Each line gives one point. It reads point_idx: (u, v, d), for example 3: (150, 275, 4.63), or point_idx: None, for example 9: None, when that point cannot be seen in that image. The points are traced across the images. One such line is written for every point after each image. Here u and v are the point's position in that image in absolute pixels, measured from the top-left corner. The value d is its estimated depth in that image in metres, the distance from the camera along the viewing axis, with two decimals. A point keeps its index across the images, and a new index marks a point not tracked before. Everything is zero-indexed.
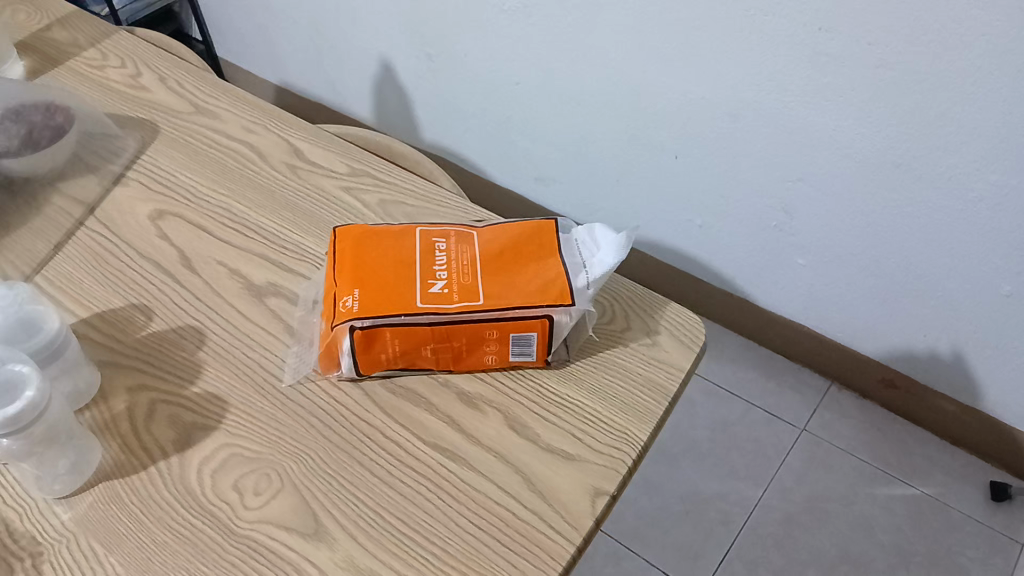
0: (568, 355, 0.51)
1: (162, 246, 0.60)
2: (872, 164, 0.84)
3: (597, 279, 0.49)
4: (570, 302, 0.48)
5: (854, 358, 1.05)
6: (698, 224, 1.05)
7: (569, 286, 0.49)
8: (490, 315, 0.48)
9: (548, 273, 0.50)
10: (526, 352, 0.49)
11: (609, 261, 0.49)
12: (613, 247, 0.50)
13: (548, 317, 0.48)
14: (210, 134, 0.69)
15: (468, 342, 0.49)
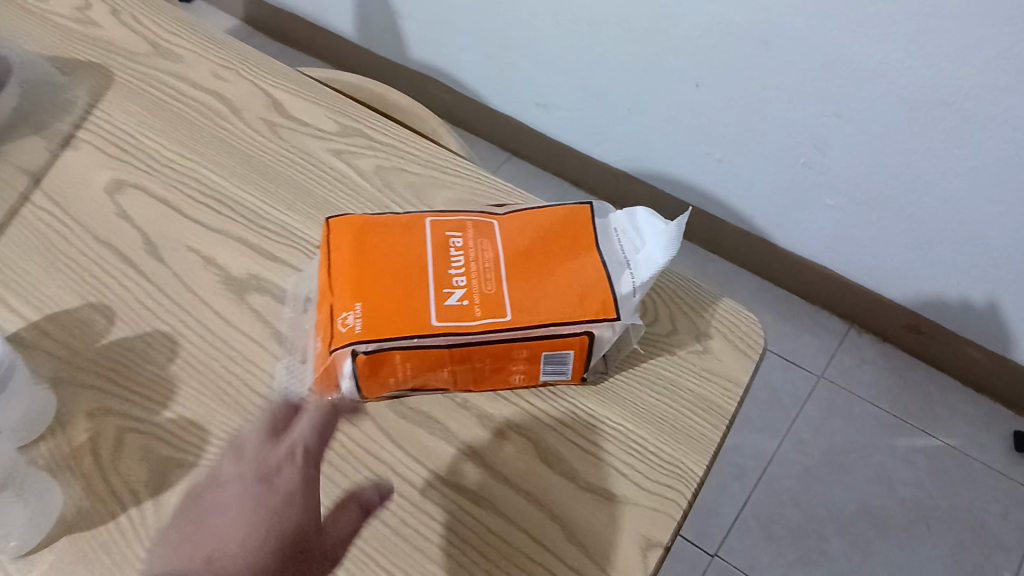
0: (606, 367, 0.44)
1: (122, 227, 0.52)
2: (918, 103, 0.75)
3: (644, 284, 0.42)
4: (614, 316, 0.40)
5: (878, 302, 0.98)
6: (717, 159, 0.97)
7: (613, 296, 0.41)
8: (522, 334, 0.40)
9: (586, 277, 0.42)
10: (560, 369, 0.42)
11: (659, 259, 0.42)
12: (661, 242, 0.42)
13: (588, 334, 0.40)
14: (172, 82, 0.59)
15: (493, 361, 0.41)
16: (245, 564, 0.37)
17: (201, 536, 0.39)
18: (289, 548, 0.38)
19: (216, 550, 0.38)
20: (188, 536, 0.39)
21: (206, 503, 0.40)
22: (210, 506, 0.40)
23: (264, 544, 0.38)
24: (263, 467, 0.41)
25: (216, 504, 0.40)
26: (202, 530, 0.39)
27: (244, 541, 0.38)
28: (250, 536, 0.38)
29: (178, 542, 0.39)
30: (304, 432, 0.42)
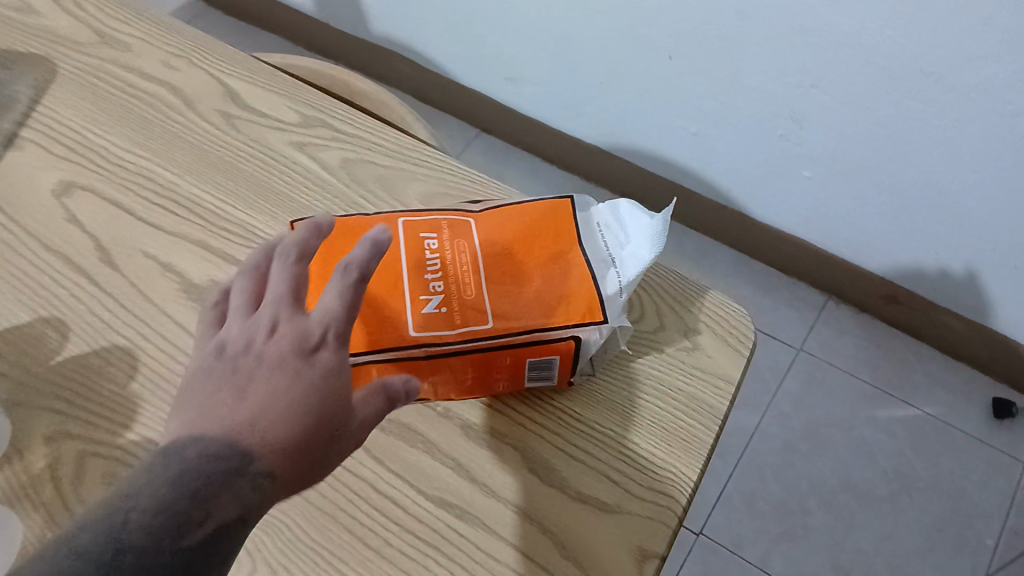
0: (593, 369, 0.42)
1: (72, 233, 0.48)
2: (896, 71, 0.73)
3: (631, 282, 0.40)
4: (602, 318, 0.38)
5: (856, 273, 0.97)
6: (692, 132, 0.95)
7: (599, 297, 0.39)
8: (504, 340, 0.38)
9: (570, 277, 0.40)
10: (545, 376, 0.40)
11: (645, 255, 0.40)
12: (647, 236, 0.40)
13: (575, 339, 0.38)
14: (121, 74, 0.56)
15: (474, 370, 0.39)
16: (271, 435, 0.28)
17: (221, 396, 0.29)
18: (320, 431, 0.30)
19: (245, 417, 0.28)
20: (205, 394, 0.29)
21: (226, 360, 0.31)
22: (229, 362, 0.30)
23: (298, 420, 0.29)
24: (295, 324, 0.31)
25: (244, 362, 0.30)
26: (217, 391, 0.29)
27: (281, 414, 0.29)
28: (290, 411, 0.29)
29: (188, 401, 0.29)
30: (347, 285, 0.32)
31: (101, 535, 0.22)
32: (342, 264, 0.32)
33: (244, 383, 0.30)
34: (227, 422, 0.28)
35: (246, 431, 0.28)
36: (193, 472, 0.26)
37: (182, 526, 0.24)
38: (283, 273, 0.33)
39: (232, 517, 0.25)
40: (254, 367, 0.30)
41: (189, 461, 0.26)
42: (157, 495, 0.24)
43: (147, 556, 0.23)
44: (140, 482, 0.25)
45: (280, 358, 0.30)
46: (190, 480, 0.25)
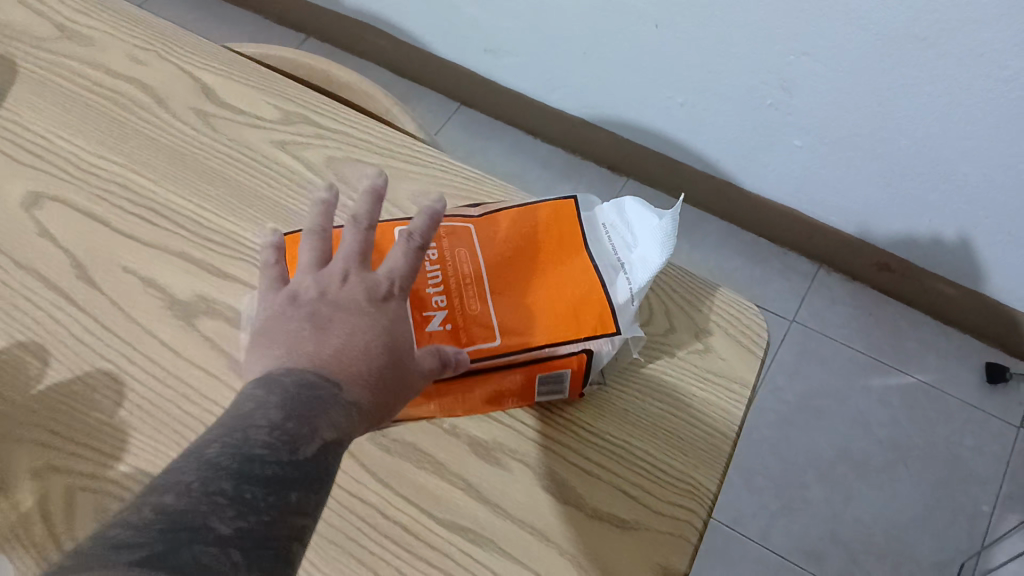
0: (603, 379, 0.41)
1: (45, 248, 0.46)
2: (890, 39, 0.71)
3: (641, 288, 0.38)
4: (614, 330, 0.37)
5: (847, 241, 0.97)
6: (680, 102, 0.93)
7: (610, 307, 0.37)
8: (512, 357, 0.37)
9: (579, 285, 0.38)
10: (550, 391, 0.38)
11: (655, 258, 0.38)
12: (654, 237, 0.38)
13: (586, 352, 0.36)
14: (85, 71, 0.53)
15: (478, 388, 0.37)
16: (354, 369, 0.30)
17: (305, 334, 0.31)
18: (394, 371, 0.31)
19: (329, 352, 0.30)
20: (286, 334, 0.31)
21: (302, 304, 0.33)
22: (305, 306, 0.32)
23: (376, 355, 0.31)
24: (364, 275, 0.34)
25: (321, 307, 0.32)
26: (298, 330, 0.31)
27: (361, 350, 0.31)
28: (368, 349, 0.31)
29: (270, 341, 0.31)
30: (412, 248, 0.34)
31: (227, 451, 0.25)
32: (405, 232, 0.35)
33: (322, 322, 0.32)
34: (313, 357, 0.30)
35: (332, 365, 0.30)
36: (294, 400, 0.28)
37: (291, 443, 0.26)
38: (350, 234, 0.35)
39: (331, 438, 0.28)
40: (329, 309, 0.32)
41: (288, 390, 0.28)
42: (267, 418, 0.27)
43: (270, 463, 0.25)
44: (250, 408, 0.27)
45: (353, 301, 0.32)
46: (292, 406, 0.28)
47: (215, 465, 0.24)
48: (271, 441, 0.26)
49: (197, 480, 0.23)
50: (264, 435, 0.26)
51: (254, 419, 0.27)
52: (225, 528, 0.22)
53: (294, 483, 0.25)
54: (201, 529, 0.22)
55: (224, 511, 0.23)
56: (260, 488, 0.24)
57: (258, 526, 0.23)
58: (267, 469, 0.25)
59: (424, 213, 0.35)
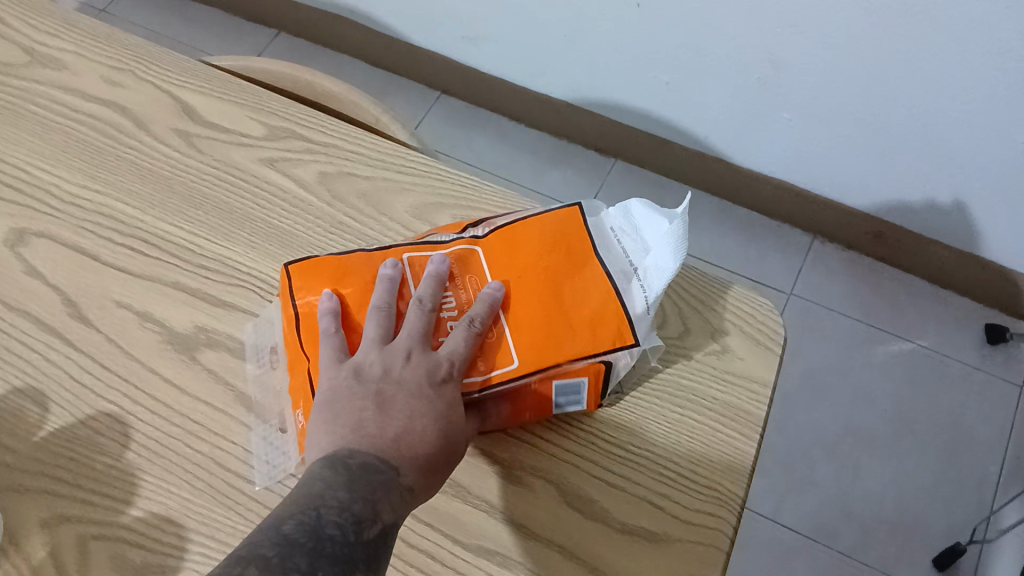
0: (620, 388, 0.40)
1: (34, 287, 0.44)
2: (878, 9, 0.70)
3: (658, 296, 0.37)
4: (631, 342, 0.36)
5: (840, 212, 0.96)
6: (665, 81, 0.91)
7: (628, 319, 0.36)
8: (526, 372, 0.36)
9: (592, 298, 0.37)
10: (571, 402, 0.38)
11: (668, 264, 0.37)
12: (666, 243, 0.37)
13: (605, 363, 0.36)
14: (60, 97, 0.51)
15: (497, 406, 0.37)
16: (413, 457, 0.32)
17: (367, 416, 0.33)
18: (448, 459, 0.33)
19: (391, 437, 0.32)
20: (349, 413, 0.33)
21: (365, 380, 0.35)
22: (370, 385, 0.34)
23: (433, 443, 0.33)
24: (426, 357, 0.36)
25: (386, 389, 0.34)
26: (363, 409, 0.33)
27: (421, 439, 0.33)
28: (427, 437, 0.33)
29: (333, 418, 0.33)
30: (472, 333, 0.36)
31: (303, 527, 0.26)
32: (467, 318, 0.37)
33: (385, 404, 0.34)
34: (377, 444, 0.32)
35: (395, 452, 0.32)
36: (360, 483, 0.30)
37: (359, 524, 0.28)
38: (416, 315, 0.37)
39: (393, 523, 0.29)
40: (392, 391, 0.34)
41: (355, 473, 0.30)
42: (337, 498, 0.28)
43: (339, 545, 0.27)
44: (320, 487, 0.29)
45: (415, 384, 0.35)
46: (358, 489, 0.29)
47: (290, 540, 0.26)
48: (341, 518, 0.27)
49: (277, 556, 0.25)
50: (335, 516, 0.28)
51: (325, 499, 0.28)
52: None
53: (359, 564, 0.27)
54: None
55: None
56: (331, 567, 0.26)
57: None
58: (337, 547, 0.26)
59: (484, 301, 0.37)
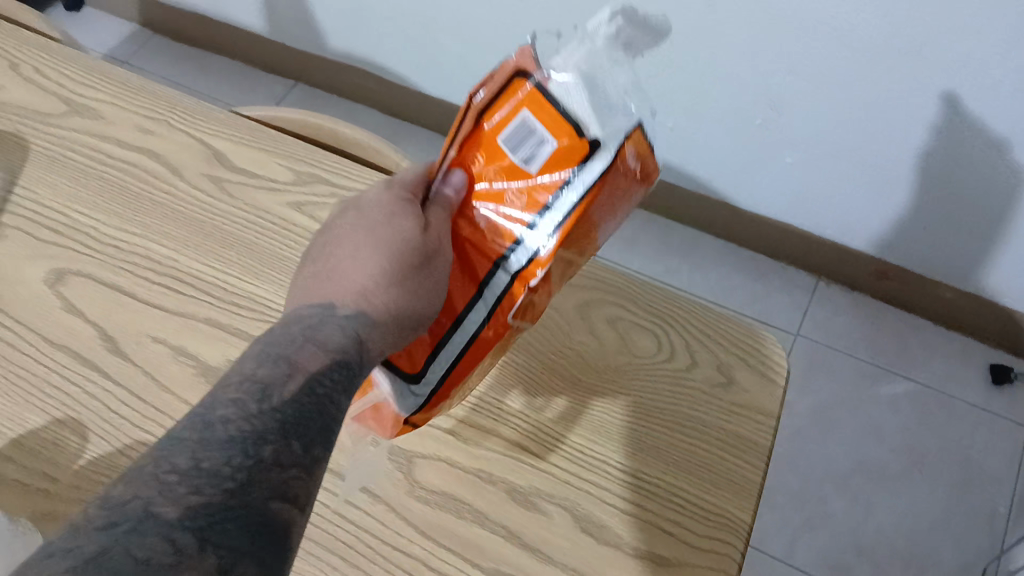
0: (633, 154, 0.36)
1: (74, 324, 0.47)
2: (873, 52, 0.73)
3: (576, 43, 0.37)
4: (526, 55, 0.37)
5: (843, 252, 0.99)
6: (669, 126, 0.95)
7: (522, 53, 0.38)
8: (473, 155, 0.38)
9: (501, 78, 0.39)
10: (568, 166, 0.35)
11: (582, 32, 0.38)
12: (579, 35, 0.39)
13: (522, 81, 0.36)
14: (96, 145, 0.54)
15: (491, 212, 0.37)
16: (362, 289, 0.35)
17: (306, 279, 0.37)
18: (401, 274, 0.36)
19: (339, 283, 0.36)
20: (296, 285, 0.37)
21: (309, 257, 0.39)
22: (320, 252, 0.38)
23: (379, 274, 0.36)
24: (371, 206, 0.39)
25: (333, 246, 0.38)
26: (314, 272, 0.37)
27: (366, 275, 0.36)
28: (372, 271, 0.36)
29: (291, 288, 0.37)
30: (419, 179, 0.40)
31: (193, 425, 0.27)
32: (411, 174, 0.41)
33: (332, 260, 0.37)
34: (318, 293, 0.35)
35: (340, 295, 0.35)
36: (281, 336, 0.32)
37: (264, 391, 0.29)
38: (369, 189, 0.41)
39: (324, 363, 0.31)
40: (340, 246, 0.38)
41: (288, 327, 0.33)
42: (249, 369, 0.30)
43: (236, 428, 0.27)
44: (237, 362, 0.31)
45: (349, 233, 0.38)
46: (285, 340, 0.32)
47: (176, 441, 0.26)
48: (238, 398, 0.28)
49: (152, 463, 0.25)
50: (231, 396, 0.28)
51: (238, 370, 0.30)
52: (176, 514, 0.23)
53: (264, 438, 0.27)
54: (145, 519, 0.23)
55: (178, 489, 0.24)
56: (222, 450, 0.26)
57: (217, 494, 0.25)
58: (232, 429, 0.27)
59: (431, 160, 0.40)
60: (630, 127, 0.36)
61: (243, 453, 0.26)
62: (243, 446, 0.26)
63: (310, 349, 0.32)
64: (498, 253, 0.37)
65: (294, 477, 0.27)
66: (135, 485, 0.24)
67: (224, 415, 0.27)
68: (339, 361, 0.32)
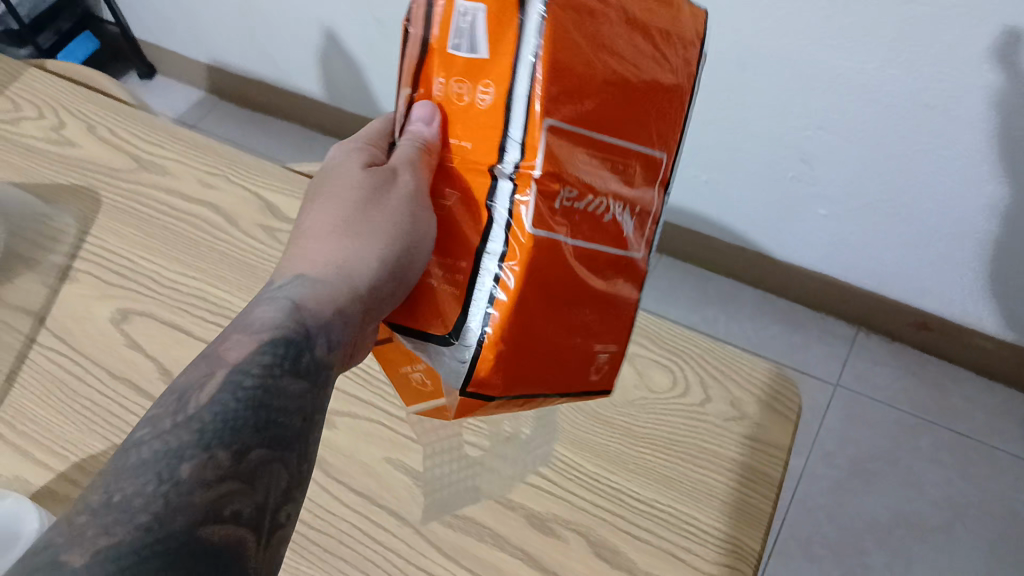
0: None
1: (136, 359, 0.51)
2: (899, 108, 0.75)
3: None
4: None
5: (881, 302, 0.99)
6: (704, 180, 0.97)
7: None
8: (427, 75, 0.34)
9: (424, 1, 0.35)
10: (512, 26, 0.31)
11: None
12: None
13: None
14: (162, 198, 0.59)
15: (472, 118, 0.33)
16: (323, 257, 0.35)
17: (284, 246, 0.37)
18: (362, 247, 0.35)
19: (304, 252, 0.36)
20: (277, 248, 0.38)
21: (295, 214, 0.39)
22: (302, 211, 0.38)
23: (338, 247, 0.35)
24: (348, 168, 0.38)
25: (310, 207, 0.38)
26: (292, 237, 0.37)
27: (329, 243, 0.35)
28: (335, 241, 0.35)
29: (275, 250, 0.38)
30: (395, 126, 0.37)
31: (117, 456, 0.28)
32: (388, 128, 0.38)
33: (306, 221, 0.37)
34: (283, 267, 0.35)
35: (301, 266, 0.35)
36: (228, 334, 0.32)
37: (183, 404, 0.29)
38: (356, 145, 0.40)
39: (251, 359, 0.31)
40: (315, 206, 0.37)
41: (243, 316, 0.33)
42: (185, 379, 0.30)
43: (150, 451, 0.27)
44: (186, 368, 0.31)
45: (322, 195, 0.37)
46: (230, 334, 0.32)
47: (101, 475, 0.27)
48: (155, 417, 0.29)
49: (74, 508, 0.26)
50: (154, 417, 0.29)
51: (176, 379, 0.31)
52: (83, 559, 0.23)
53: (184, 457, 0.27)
54: (56, 561, 0.23)
55: (90, 525, 0.24)
56: (134, 477, 0.26)
57: (133, 520, 0.25)
58: (147, 453, 0.27)
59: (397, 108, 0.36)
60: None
61: (155, 478, 0.26)
62: (159, 469, 0.26)
63: (242, 341, 0.31)
64: (489, 167, 0.33)
65: (223, 490, 0.27)
66: (55, 530, 0.25)
67: (144, 437, 0.28)
68: (274, 345, 0.31)
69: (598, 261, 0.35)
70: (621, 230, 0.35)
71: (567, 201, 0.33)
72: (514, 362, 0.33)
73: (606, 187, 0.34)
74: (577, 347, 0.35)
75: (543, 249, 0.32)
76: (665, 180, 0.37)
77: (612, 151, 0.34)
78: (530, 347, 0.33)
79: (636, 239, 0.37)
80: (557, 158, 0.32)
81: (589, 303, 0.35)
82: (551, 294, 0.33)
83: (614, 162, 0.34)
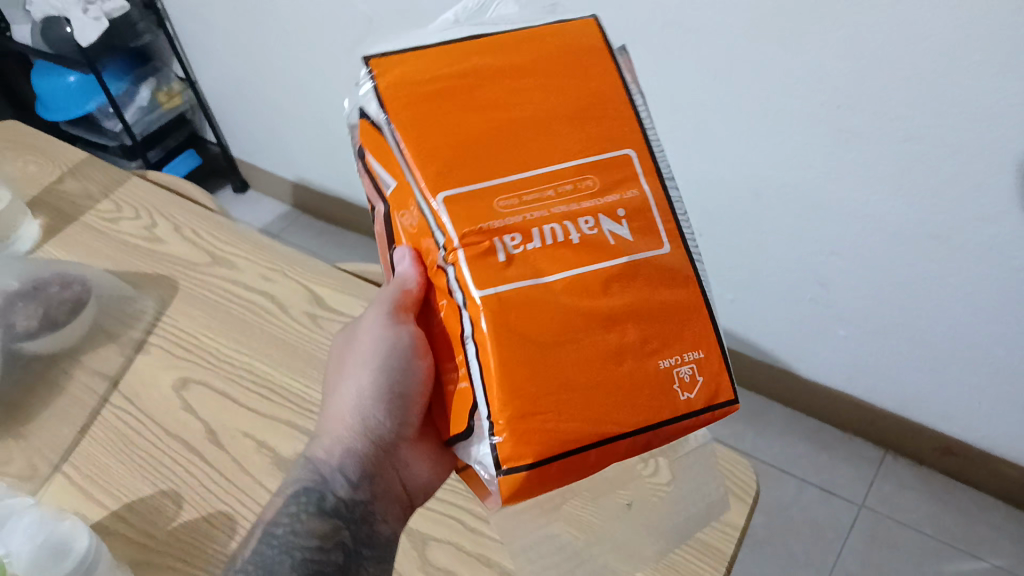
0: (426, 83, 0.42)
1: (189, 421, 0.59)
2: (904, 236, 0.80)
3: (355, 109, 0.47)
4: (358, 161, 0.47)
5: (906, 426, 1.01)
6: (730, 298, 1.03)
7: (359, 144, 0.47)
8: (391, 226, 0.45)
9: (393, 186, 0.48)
10: (391, 150, 0.42)
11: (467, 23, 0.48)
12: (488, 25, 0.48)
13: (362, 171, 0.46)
14: (228, 286, 0.69)
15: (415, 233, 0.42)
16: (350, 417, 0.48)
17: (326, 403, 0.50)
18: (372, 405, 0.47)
19: (336, 411, 0.49)
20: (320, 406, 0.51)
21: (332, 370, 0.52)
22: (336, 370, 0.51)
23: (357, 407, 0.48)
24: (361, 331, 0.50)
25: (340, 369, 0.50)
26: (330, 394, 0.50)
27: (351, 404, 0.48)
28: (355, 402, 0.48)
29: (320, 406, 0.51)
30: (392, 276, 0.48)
31: None
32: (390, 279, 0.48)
33: (338, 381, 0.50)
34: (323, 426, 0.49)
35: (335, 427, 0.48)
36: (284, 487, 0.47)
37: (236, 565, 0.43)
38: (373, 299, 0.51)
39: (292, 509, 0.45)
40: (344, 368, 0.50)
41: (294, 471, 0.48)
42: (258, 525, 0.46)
43: None
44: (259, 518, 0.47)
45: (346, 360, 0.50)
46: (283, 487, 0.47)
47: None
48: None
49: None
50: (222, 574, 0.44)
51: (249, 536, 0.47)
52: None
53: None
54: None
55: None
56: None
57: None
58: None
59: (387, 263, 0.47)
60: (374, 82, 0.42)
61: None
62: None
63: (277, 502, 0.46)
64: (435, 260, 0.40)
65: None
66: None
67: None
68: (306, 495, 0.46)
69: (592, 284, 0.39)
70: (605, 241, 0.40)
71: (513, 246, 0.39)
72: (539, 413, 0.37)
73: (553, 213, 0.40)
74: (618, 375, 0.38)
75: (505, 303, 0.38)
76: (649, 172, 0.42)
77: (548, 178, 0.40)
78: (548, 395, 0.37)
79: (640, 241, 0.40)
80: (475, 215, 0.39)
81: (599, 330, 0.38)
82: (537, 336, 0.37)
83: (560, 184, 0.41)
